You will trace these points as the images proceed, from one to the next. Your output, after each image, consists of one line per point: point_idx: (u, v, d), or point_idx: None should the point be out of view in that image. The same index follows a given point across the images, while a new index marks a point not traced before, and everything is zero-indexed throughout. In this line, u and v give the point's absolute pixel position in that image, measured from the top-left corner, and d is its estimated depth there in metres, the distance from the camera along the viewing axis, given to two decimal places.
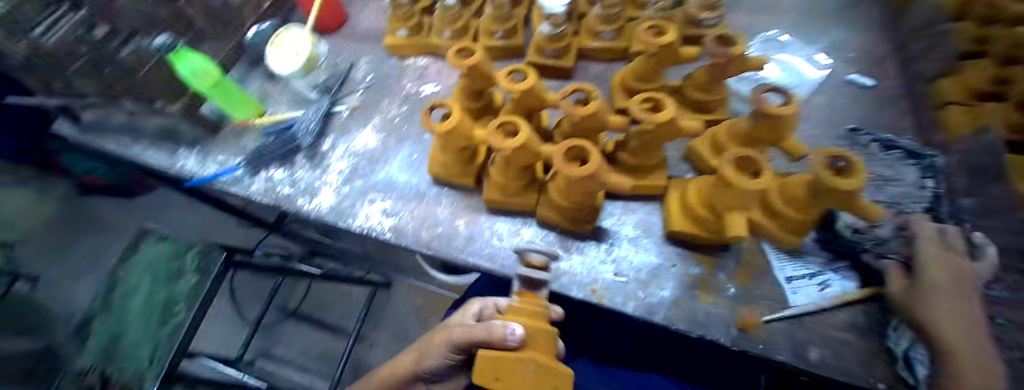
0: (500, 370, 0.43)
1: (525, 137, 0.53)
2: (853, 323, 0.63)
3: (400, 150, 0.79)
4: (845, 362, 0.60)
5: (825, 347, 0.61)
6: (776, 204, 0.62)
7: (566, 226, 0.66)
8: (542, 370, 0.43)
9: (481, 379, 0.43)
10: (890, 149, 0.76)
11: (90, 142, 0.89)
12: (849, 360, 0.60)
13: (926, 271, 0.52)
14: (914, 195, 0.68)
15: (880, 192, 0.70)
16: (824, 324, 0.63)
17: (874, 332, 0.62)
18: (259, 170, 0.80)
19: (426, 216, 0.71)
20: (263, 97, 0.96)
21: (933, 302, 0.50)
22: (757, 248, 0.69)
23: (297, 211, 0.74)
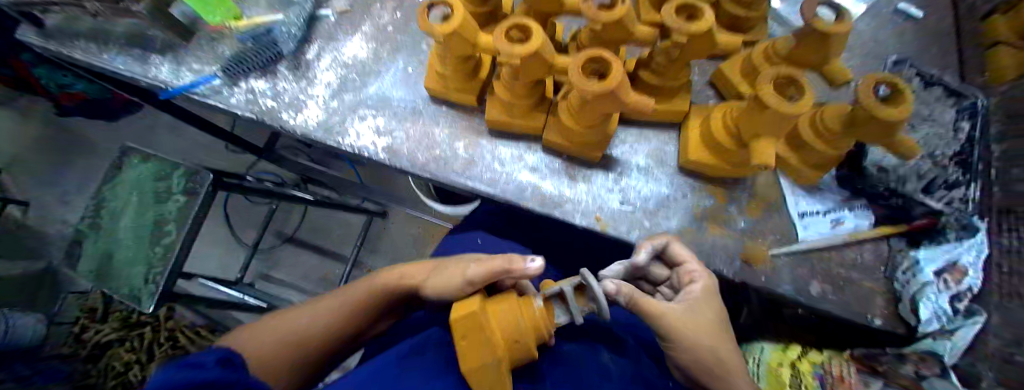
0: (468, 327, 0.41)
1: (539, 41, 0.46)
2: (854, 262, 0.63)
3: (394, 61, 0.71)
4: (845, 298, 0.61)
5: (825, 281, 0.62)
6: (803, 136, 0.57)
7: (573, 151, 0.62)
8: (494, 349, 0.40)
9: (460, 307, 0.42)
10: (930, 86, 0.69)
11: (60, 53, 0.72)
12: (848, 297, 0.61)
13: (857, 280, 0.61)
14: (945, 138, 0.64)
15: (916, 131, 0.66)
16: (826, 260, 0.63)
17: (881, 268, 0.63)
18: (238, 80, 0.70)
19: (422, 138, 0.66)
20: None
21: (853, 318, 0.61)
22: (774, 182, 0.65)
23: (283, 128, 0.67)
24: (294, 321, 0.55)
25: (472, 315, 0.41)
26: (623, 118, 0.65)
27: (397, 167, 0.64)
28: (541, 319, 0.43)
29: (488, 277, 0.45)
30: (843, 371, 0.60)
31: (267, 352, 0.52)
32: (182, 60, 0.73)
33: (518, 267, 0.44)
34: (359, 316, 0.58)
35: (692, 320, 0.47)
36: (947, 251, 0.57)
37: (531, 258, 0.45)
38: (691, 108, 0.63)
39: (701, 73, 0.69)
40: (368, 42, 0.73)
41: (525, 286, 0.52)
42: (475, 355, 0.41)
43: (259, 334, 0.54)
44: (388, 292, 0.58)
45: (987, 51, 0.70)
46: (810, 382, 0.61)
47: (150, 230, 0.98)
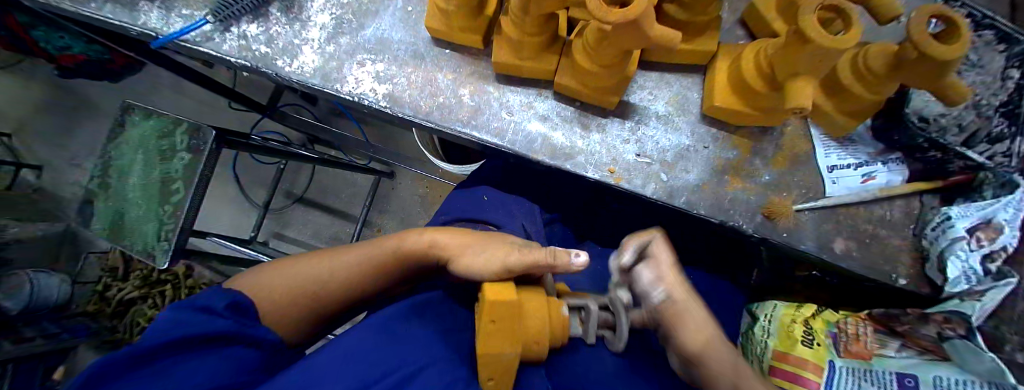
0: (503, 315, 0.38)
1: None
2: (884, 217, 0.59)
3: (393, 0, 0.65)
4: (870, 255, 0.58)
5: (852, 238, 0.58)
6: (842, 80, 0.52)
7: (586, 97, 0.57)
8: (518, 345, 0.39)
9: (495, 295, 0.38)
10: (978, 29, 0.58)
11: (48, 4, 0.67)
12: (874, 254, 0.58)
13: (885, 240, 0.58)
14: (992, 87, 0.56)
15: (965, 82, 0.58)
16: (852, 215, 0.59)
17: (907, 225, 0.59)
18: (228, 24, 0.65)
19: (426, 84, 0.61)
20: None
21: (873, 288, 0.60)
22: (804, 132, 0.60)
23: (278, 75, 0.63)
24: (311, 271, 0.53)
25: (510, 303, 0.38)
26: (641, 61, 0.60)
27: (400, 116, 0.60)
28: (562, 320, 0.44)
29: (529, 267, 0.43)
30: (858, 328, 0.56)
31: (275, 297, 0.50)
32: (167, 4, 0.68)
33: (562, 263, 0.42)
34: (376, 280, 0.55)
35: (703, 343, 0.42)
36: (981, 209, 0.52)
37: (577, 253, 0.42)
38: (719, 49, 0.57)
39: (730, 10, 0.62)
40: None
41: (548, 284, 0.49)
42: (490, 339, 0.38)
43: (270, 278, 0.51)
44: (412, 261, 0.54)
45: None
46: (823, 338, 0.57)
47: (158, 189, 0.97)
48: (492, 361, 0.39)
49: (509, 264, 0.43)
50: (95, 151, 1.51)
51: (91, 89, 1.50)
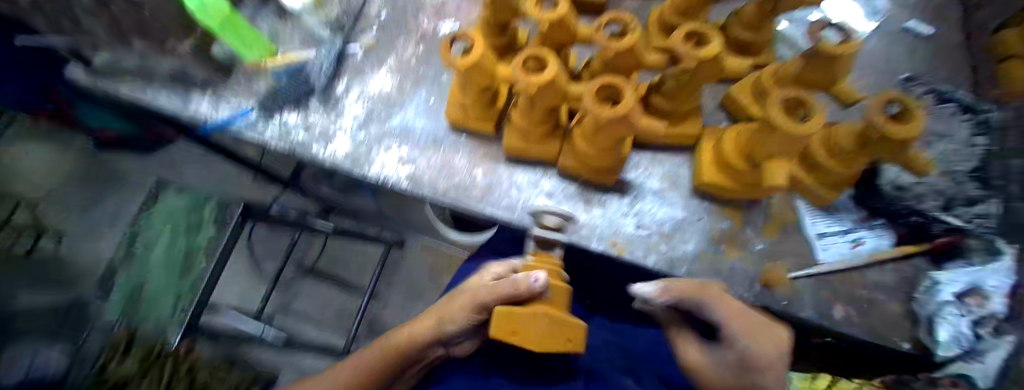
0: (516, 326, 0.44)
1: (553, 73, 0.51)
2: (881, 283, 0.61)
3: (416, 94, 0.75)
4: (870, 319, 0.59)
5: (851, 303, 0.60)
6: (816, 156, 0.57)
7: (587, 175, 0.64)
8: (554, 320, 0.44)
9: (498, 333, 0.45)
10: (942, 102, 0.70)
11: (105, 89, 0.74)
12: (874, 318, 0.59)
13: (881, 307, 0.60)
14: (962, 153, 0.65)
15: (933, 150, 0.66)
16: (850, 281, 0.61)
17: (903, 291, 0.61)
18: (272, 115, 0.74)
19: (444, 166, 0.68)
20: (274, 35, 0.82)
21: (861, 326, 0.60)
22: (792, 203, 0.64)
23: (312, 158, 0.70)
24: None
25: (511, 318, 0.44)
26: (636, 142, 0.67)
27: (419, 195, 0.67)
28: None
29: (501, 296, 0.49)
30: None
31: None
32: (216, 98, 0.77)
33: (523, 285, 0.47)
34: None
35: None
36: (969, 273, 0.56)
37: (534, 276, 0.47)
38: (703, 131, 0.64)
39: (712, 96, 0.71)
40: (392, 75, 0.78)
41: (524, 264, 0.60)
42: (535, 329, 0.45)
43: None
44: (406, 352, 0.59)
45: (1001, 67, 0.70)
46: None
47: (182, 259, 1.01)
48: (552, 344, 0.45)
49: (474, 307, 0.54)
50: None
51: None
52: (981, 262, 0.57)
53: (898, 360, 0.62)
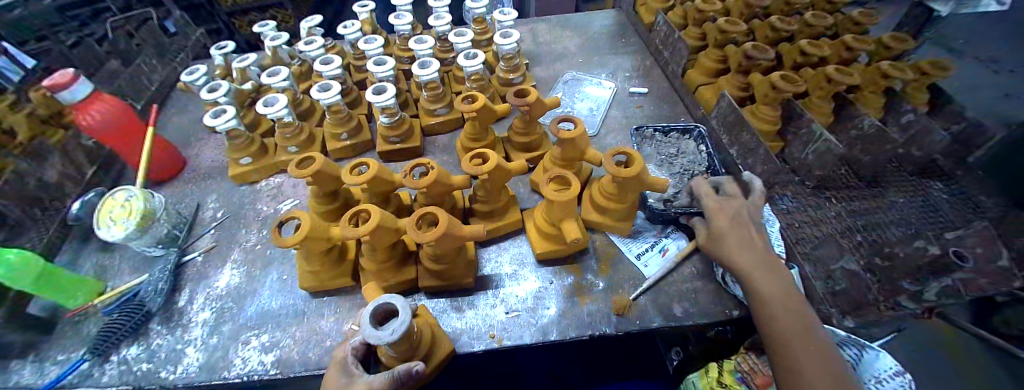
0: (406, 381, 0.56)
1: (375, 221, 0.60)
2: (695, 272, 0.70)
3: (269, 276, 0.76)
4: (703, 305, 0.66)
5: (688, 300, 0.67)
6: (603, 203, 0.72)
7: (449, 286, 0.70)
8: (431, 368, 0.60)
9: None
10: (668, 132, 0.88)
11: None
12: (705, 303, 0.66)
13: (707, 292, 0.68)
14: (697, 160, 0.83)
15: (668, 167, 0.83)
16: (680, 282, 0.70)
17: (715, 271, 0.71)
18: (109, 357, 0.68)
19: (309, 335, 0.68)
20: (103, 272, 0.82)
21: (703, 300, 0.67)
22: (609, 241, 0.76)
23: (162, 387, 0.64)
24: None
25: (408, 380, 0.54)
26: (480, 243, 0.78)
27: (291, 375, 0.63)
28: (433, 328, 0.63)
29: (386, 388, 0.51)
30: (750, 363, 0.67)
31: None
32: (39, 364, 0.71)
33: (409, 374, 0.52)
34: None
35: (752, 253, 0.60)
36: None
37: (414, 367, 0.52)
38: (524, 216, 0.78)
39: (520, 186, 0.85)
40: (239, 267, 0.79)
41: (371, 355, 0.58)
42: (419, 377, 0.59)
43: None
44: None
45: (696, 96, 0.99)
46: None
47: None
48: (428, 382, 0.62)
49: None
50: None
51: None
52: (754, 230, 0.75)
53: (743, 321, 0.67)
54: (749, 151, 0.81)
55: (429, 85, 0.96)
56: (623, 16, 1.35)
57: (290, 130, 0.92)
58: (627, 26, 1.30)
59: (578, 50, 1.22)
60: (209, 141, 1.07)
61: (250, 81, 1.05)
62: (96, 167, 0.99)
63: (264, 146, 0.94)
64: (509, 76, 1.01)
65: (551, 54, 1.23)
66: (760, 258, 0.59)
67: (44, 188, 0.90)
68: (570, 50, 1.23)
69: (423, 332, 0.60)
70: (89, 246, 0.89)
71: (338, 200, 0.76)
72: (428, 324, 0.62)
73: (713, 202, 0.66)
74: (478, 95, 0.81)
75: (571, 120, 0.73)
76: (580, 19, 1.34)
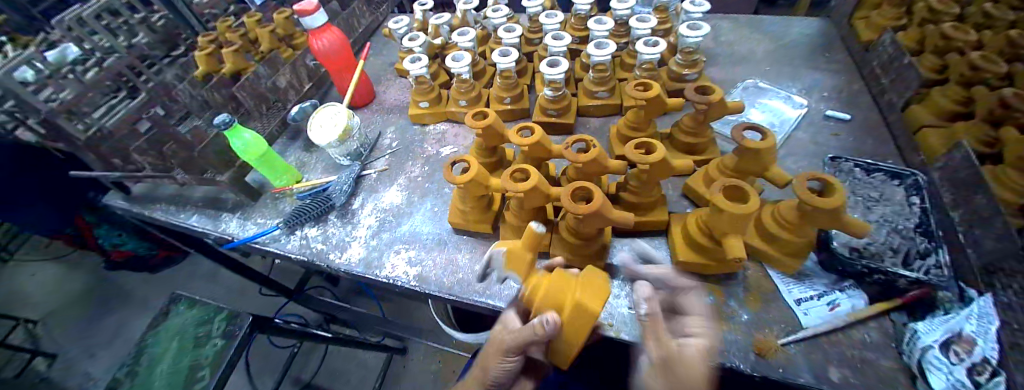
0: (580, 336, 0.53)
1: (535, 180, 0.62)
2: (866, 342, 0.60)
3: (423, 204, 0.86)
4: (868, 380, 0.56)
5: (849, 367, 0.58)
6: (771, 229, 0.65)
7: (578, 264, 0.71)
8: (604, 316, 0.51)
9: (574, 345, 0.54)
10: (872, 172, 0.77)
11: (166, 221, 0.97)
12: (871, 377, 0.57)
13: (874, 368, 0.57)
14: (903, 213, 0.70)
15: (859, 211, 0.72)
16: (844, 345, 0.60)
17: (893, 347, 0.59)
18: (295, 230, 0.85)
19: (445, 264, 0.75)
20: (301, 166, 1.02)
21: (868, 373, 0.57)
22: (764, 273, 0.69)
23: (329, 266, 0.79)
24: None
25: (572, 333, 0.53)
26: (616, 232, 0.77)
27: (426, 292, 0.72)
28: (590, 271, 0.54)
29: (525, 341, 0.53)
30: None
31: None
32: (246, 222, 0.92)
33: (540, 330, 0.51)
34: None
35: (692, 363, 0.47)
36: (946, 322, 0.56)
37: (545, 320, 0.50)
38: (671, 217, 0.74)
39: (671, 188, 0.83)
40: (401, 190, 0.90)
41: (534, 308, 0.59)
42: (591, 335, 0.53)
43: None
44: None
45: (916, 136, 0.82)
46: None
47: (184, 377, 0.93)
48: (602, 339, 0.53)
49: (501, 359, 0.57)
50: (122, 345, 1.65)
51: (144, 286, 1.80)
52: (960, 310, 0.57)
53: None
54: (979, 221, 0.64)
55: (599, 66, 0.96)
56: (829, 31, 1.18)
57: (466, 86, 1.00)
58: (833, 42, 1.14)
59: (759, 63, 1.12)
60: (396, 80, 1.23)
61: (440, 37, 1.15)
62: (317, 83, 1.23)
63: (440, 96, 1.04)
64: (684, 72, 0.96)
65: (730, 61, 1.15)
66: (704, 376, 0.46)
67: (275, 90, 1.10)
68: (753, 60, 1.13)
69: (540, 291, 0.54)
70: (295, 142, 1.11)
71: (493, 154, 0.82)
72: (560, 281, 0.53)
73: (706, 310, 0.53)
74: (653, 84, 0.77)
75: (759, 130, 0.69)
76: (775, 29, 1.22)
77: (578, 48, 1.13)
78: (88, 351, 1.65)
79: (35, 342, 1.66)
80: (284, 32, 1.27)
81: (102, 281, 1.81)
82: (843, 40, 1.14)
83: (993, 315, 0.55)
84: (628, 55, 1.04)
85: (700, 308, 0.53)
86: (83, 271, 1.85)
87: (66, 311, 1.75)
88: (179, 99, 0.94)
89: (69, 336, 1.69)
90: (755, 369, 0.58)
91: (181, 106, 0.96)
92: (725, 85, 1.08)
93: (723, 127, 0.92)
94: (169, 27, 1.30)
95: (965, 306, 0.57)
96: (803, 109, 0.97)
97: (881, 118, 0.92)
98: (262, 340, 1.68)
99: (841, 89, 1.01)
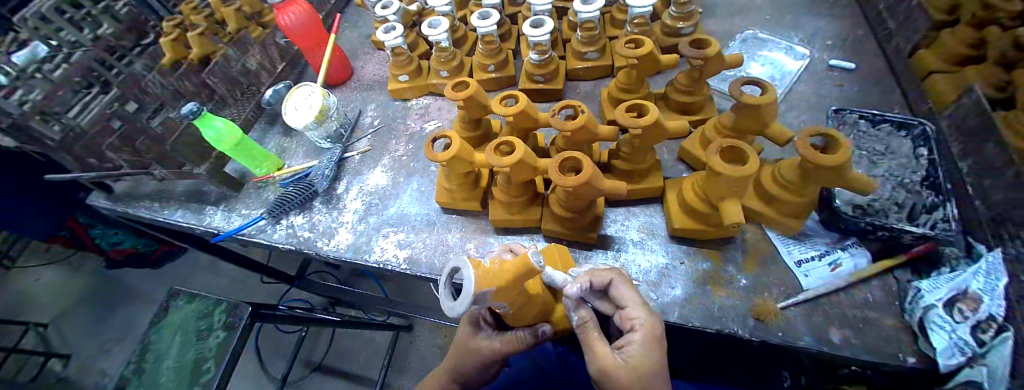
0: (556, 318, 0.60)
1: (520, 153, 0.58)
2: (870, 301, 0.58)
3: (409, 184, 0.83)
4: (872, 338, 0.55)
5: (852, 327, 0.56)
6: (771, 190, 0.62)
7: (572, 237, 0.68)
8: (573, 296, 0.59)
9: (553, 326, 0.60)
10: (877, 123, 0.73)
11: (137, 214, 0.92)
12: (876, 336, 0.55)
13: (879, 326, 0.56)
14: (909, 166, 0.66)
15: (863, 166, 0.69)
16: (847, 304, 0.58)
17: (897, 303, 0.57)
18: (280, 219, 0.82)
19: (435, 246, 0.73)
20: (283, 152, 0.98)
21: (872, 330, 0.55)
22: (764, 236, 0.66)
23: (318, 254, 0.76)
24: None
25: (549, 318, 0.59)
26: (610, 201, 0.74)
27: (417, 275, 0.70)
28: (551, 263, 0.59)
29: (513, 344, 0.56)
30: None
31: None
32: (231, 213, 0.89)
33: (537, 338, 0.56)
34: None
35: (640, 368, 0.43)
36: (952, 280, 0.53)
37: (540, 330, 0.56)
38: (666, 183, 0.71)
39: (666, 152, 0.79)
40: (386, 171, 0.87)
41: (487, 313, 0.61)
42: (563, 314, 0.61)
43: None
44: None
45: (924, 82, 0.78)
46: None
47: (188, 371, 0.93)
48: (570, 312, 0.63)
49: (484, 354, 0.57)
50: (131, 342, 1.67)
51: (145, 282, 1.80)
52: (966, 267, 0.55)
53: (892, 368, 0.54)
54: (990, 169, 0.61)
55: (587, 26, 0.90)
56: None
57: (446, 55, 0.94)
58: None
59: (756, 14, 1.05)
60: (375, 54, 1.17)
61: (415, 3, 1.09)
62: (293, 63, 1.17)
63: (420, 67, 0.99)
64: (678, 25, 0.90)
65: (726, 13, 1.08)
66: (652, 373, 0.44)
67: (248, 73, 1.05)
68: (750, 11, 1.07)
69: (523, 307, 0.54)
70: (276, 127, 1.06)
71: (478, 126, 0.78)
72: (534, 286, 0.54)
73: (636, 299, 0.47)
74: (644, 40, 0.72)
75: (758, 84, 0.64)
76: None
77: (564, 7, 1.06)
78: (98, 349, 1.67)
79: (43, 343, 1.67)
80: (253, 10, 1.20)
81: (103, 280, 1.81)
82: None
83: (1001, 272, 0.52)
84: (617, 11, 0.97)
85: (627, 299, 0.47)
86: (83, 271, 1.84)
87: (72, 313, 1.75)
88: (145, 89, 0.89)
89: (77, 337, 1.70)
90: (755, 332, 0.57)
91: (152, 98, 0.91)
92: (722, 39, 1.02)
93: (720, 85, 0.88)
94: (134, 14, 1.22)
95: (972, 262, 0.55)
96: (804, 60, 0.92)
97: (886, 64, 0.87)
98: (267, 328, 1.69)
99: (844, 36, 0.95)
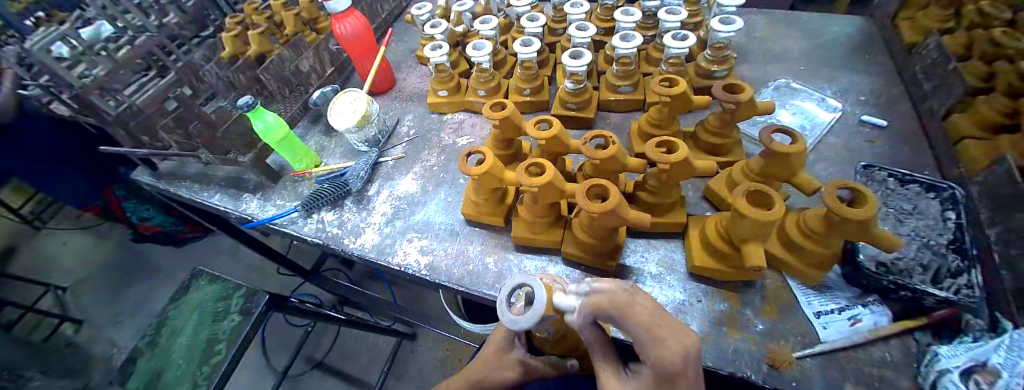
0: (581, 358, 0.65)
1: (550, 176, 0.61)
2: (887, 360, 0.57)
3: (436, 194, 0.86)
4: None
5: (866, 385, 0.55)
6: (793, 237, 0.62)
7: (590, 262, 0.69)
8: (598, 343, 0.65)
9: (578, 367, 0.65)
10: (906, 183, 0.73)
11: None
12: None
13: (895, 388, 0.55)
14: (936, 227, 0.66)
15: (888, 223, 0.69)
16: (863, 362, 0.57)
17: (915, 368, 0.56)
18: (312, 214, 0.86)
19: (456, 256, 0.75)
20: (321, 150, 1.04)
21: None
22: (783, 283, 0.66)
23: (344, 250, 0.80)
24: None
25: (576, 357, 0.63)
26: (631, 231, 0.76)
27: (436, 282, 0.72)
28: None
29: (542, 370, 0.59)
30: None
31: None
32: (267, 202, 0.94)
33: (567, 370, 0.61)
34: None
35: None
36: (971, 349, 0.53)
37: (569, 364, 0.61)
38: (689, 220, 0.72)
39: (690, 189, 0.80)
40: (416, 179, 0.90)
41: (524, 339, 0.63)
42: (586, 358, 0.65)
43: None
44: None
45: (959, 147, 0.77)
46: None
47: (201, 350, 0.96)
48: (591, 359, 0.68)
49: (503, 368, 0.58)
50: (145, 316, 1.72)
51: (169, 259, 1.87)
52: (990, 338, 0.53)
53: None
54: (1019, 239, 0.60)
55: (623, 61, 0.93)
56: (871, 31, 1.11)
57: (485, 76, 1.00)
58: (873, 43, 1.08)
59: (791, 64, 1.07)
60: (417, 68, 1.23)
61: (462, 25, 1.15)
62: (339, 68, 1.24)
63: (459, 85, 1.04)
64: (713, 68, 0.93)
65: (762, 60, 1.10)
66: None
67: (298, 74, 1.12)
68: (785, 60, 1.08)
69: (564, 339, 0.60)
70: (317, 126, 1.12)
71: (509, 145, 0.81)
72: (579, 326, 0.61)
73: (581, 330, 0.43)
74: (678, 80, 0.74)
75: (788, 133, 0.66)
76: (811, 27, 1.16)
77: (602, 41, 1.11)
78: (113, 320, 1.73)
79: (64, 307, 1.74)
80: (309, 16, 1.28)
81: (131, 253, 1.89)
82: (884, 42, 1.07)
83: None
84: (654, 48, 1.01)
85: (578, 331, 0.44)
86: (114, 242, 1.93)
87: (97, 280, 1.83)
88: (203, 80, 0.96)
89: (96, 305, 1.77)
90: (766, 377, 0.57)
91: (209, 88, 0.98)
92: (755, 85, 1.04)
93: (749, 129, 0.89)
94: (198, 9, 1.32)
95: (995, 334, 0.53)
96: (837, 113, 0.92)
97: (921, 126, 0.87)
98: (277, 319, 1.73)
99: (879, 94, 0.96)
